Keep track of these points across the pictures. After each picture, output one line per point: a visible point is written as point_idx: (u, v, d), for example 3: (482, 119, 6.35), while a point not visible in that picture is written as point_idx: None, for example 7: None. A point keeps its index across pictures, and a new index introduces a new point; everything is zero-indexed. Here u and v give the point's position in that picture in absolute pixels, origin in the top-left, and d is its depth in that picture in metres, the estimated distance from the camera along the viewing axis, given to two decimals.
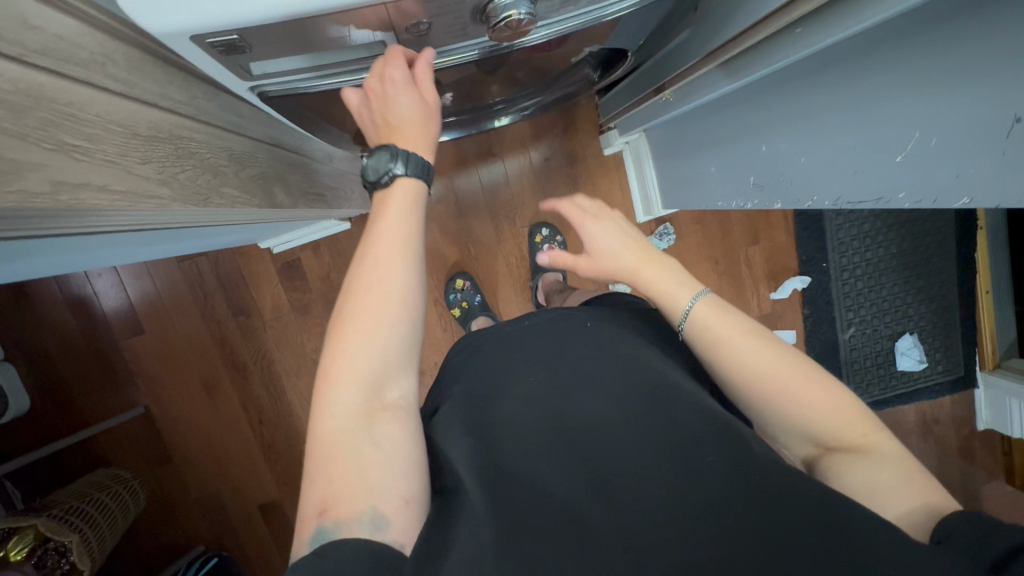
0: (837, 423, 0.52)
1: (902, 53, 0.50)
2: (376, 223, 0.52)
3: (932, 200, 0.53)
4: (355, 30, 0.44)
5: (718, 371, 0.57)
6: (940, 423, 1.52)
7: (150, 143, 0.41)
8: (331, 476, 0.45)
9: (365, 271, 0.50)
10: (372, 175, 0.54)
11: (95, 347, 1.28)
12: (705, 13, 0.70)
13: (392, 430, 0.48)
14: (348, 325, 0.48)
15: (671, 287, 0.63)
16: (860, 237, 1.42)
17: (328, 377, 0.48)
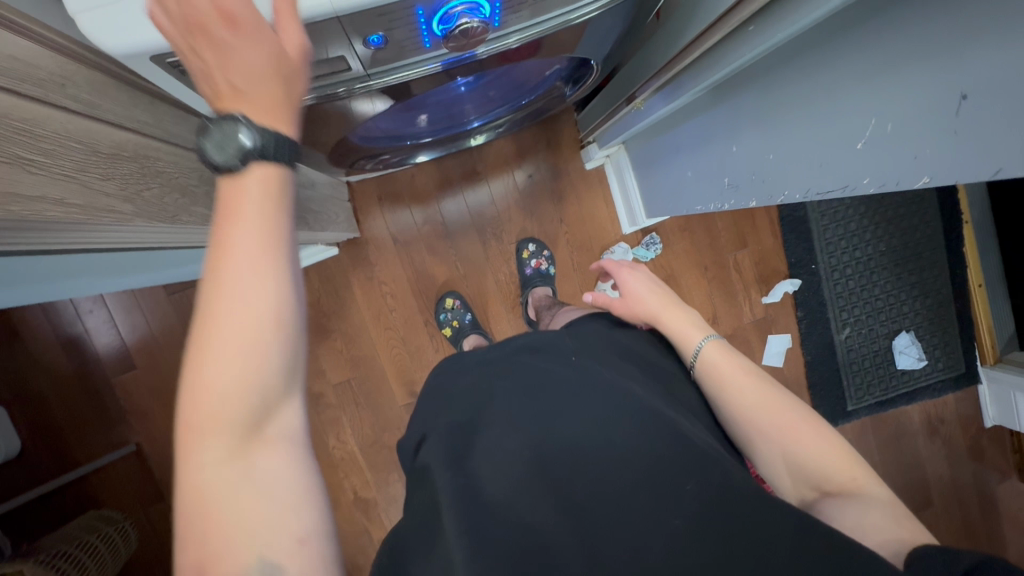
0: (830, 465, 0.56)
1: (855, 42, 0.52)
2: (228, 216, 0.36)
3: (895, 182, 0.53)
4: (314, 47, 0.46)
5: (725, 406, 0.63)
6: (946, 423, 1.49)
7: (112, 160, 0.41)
8: (207, 542, 0.35)
9: (219, 285, 0.34)
10: (215, 156, 0.35)
11: (86, 385, 1.27)
12: (667, 22, 0.72)
13: (281, 474, 0.37)
14: (203, 358, 0.34)
15: (687, 329, 0.71)
16: (847, 237, 1.43)
17: (189, 423, 0.35)
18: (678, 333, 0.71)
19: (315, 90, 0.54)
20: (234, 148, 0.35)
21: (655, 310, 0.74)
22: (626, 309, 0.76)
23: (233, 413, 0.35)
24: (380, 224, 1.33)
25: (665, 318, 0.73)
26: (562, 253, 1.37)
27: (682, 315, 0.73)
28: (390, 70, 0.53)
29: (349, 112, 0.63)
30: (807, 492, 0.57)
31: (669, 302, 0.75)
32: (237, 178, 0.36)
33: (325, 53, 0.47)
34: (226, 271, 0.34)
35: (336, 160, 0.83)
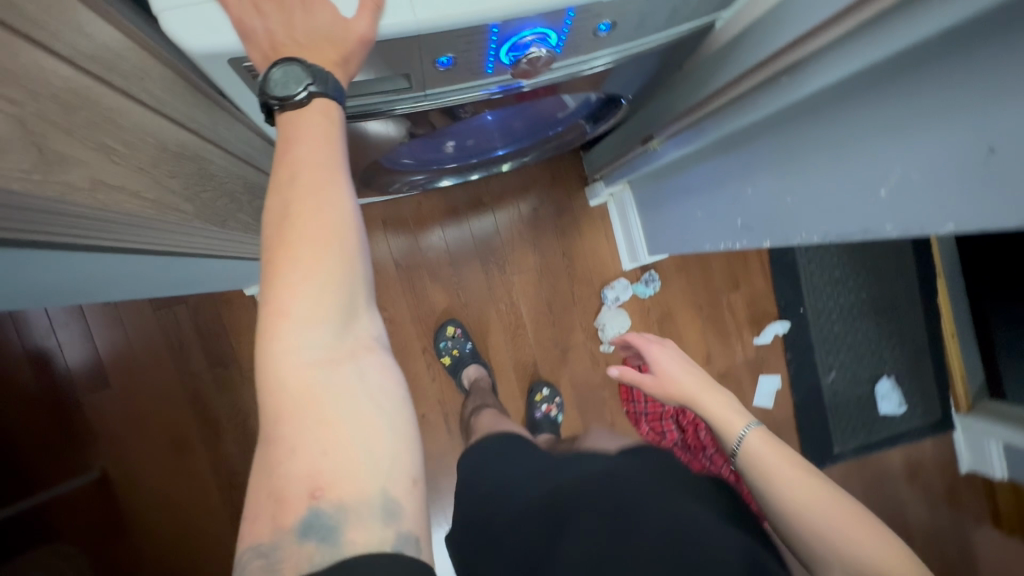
0: (881, 564, 0.55)
1: (881, 99, 0.56)
2: (300, 143, 0.38)
3: (919, 228, 0.57)
4: (384, 63, 0.47)
5: (768, 497, 0.64)
6: (924, 467, 1.54)
7: (178, 159, 0.42)
8: (320, 444, 0.35)
9: (305, 188, 0.37)
10: (276, 90, 0.38)
11: (51, 404, 1.18)
12: (692, 70, 0.76)
13: (377, 377, 0.39)
14: (298, 251, 0.36)
15: (729, 415, 0.73)
16: (833, 284, 1.49)
17: (285, 320, 0.36)
18: (713, 408, 0.75)
19: (370, 104, 0.54)
20: (299, 84, 0.38)
21: (687, 386, 0.76)
22: (660, 387, 0.78)
23: (330, 309, 0.37)
24: (383, 247, 1.32)
25: (698, 396, 0.76)
26: (564, 286, 1.38)
27: (711, 389, 0.77)
28: (448, 91, 0.54)
29: (364, 132, 0.62)
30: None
31: (699, 376, 0.78)
32: (295, 115, 0.39)
33: (391, 70, 0.48)
34: (310, 177, 0.37)
35: (360, 179, 0.82)
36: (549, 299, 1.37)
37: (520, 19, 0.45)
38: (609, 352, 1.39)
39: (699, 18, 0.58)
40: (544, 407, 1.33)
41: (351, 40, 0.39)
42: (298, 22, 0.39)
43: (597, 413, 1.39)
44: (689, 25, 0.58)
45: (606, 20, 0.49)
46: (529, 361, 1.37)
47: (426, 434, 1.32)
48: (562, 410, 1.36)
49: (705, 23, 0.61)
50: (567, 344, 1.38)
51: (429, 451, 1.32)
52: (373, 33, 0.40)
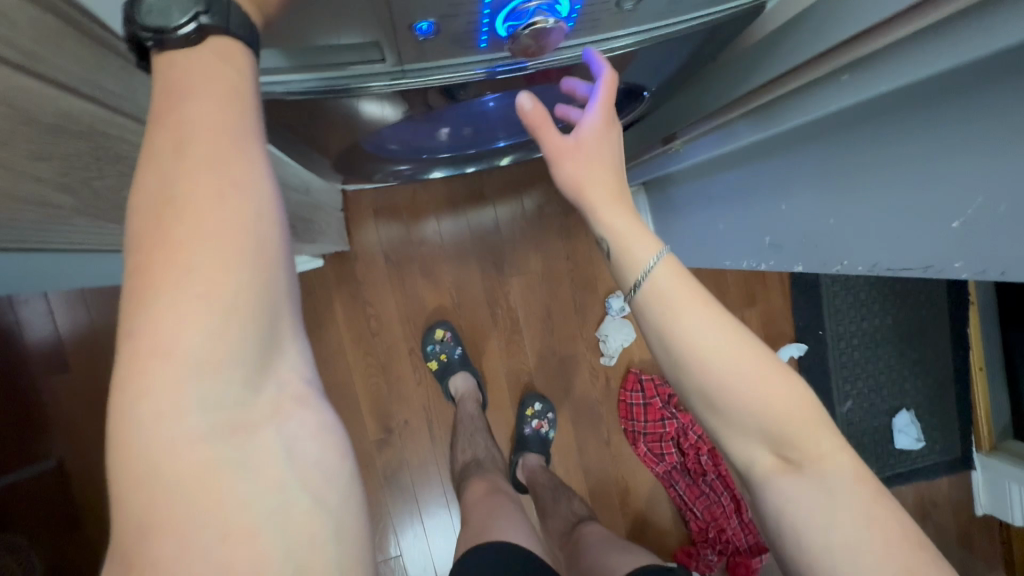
0: (801, 430, 0.40)
1: (967, 114, 0.45)
2: (184, 99, 0.26)
3: (998, 272, 0.46)
4: (343, 27, 0.37)
5: (675, 352, 0.42)
6: (938, 507, 1.43)
7: (61, 139, 0.33)
8: (220, 560, 0.24)
9: (201, 167, 0.25)
10: (157, 15, 0.27)
11: (8, 385, 1.10)
12: (727, 61, 0.65)
13: (311, 437, 0.28)
14: (190, 261, 0.23)
15: (634, 236, 0.45)
16: (855, 306, 1.38)
17: (162, 368, 0.23)
18: (611, 235, 0.46)
19: (338, 78, 0.44)
20: (185, 11, 0.27)
21: (590, 190, 0.47)
22: (561, 175, 0.48)
23: (238, 350, 0.24)
24: (373, 237, 1.22)
25: (597, 208, 0.47)
26: (565, 291, 1.28)
27: (621, 208, 0.47)
28: (431, 68, 0.44)
29: (355, 112, 0.52)
30: (762, 461, 0.42)
31: (612, 185, 0.47)
32: (186, 56, 0.27)
33: (353, 36, 0.38)
34: (210, 149, 0.25)
35: (339, 166, 0.73)
36: (548, 305, 1.27)
37: None
38: (609, 365, 1.29)
39: None
40: (535, 422, 1.23)
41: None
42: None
43: (592, 429, 1.30)
44: (731, 5, 0.47)
45: None
46: (523, 370, 1.27)
47: (407, 442, 1.23)
48: (555, 425, 1.26)
49: (756, 4, 0.50)
50: (564, 354, 1.29)
51: (410, 459, 1.23)
52: None
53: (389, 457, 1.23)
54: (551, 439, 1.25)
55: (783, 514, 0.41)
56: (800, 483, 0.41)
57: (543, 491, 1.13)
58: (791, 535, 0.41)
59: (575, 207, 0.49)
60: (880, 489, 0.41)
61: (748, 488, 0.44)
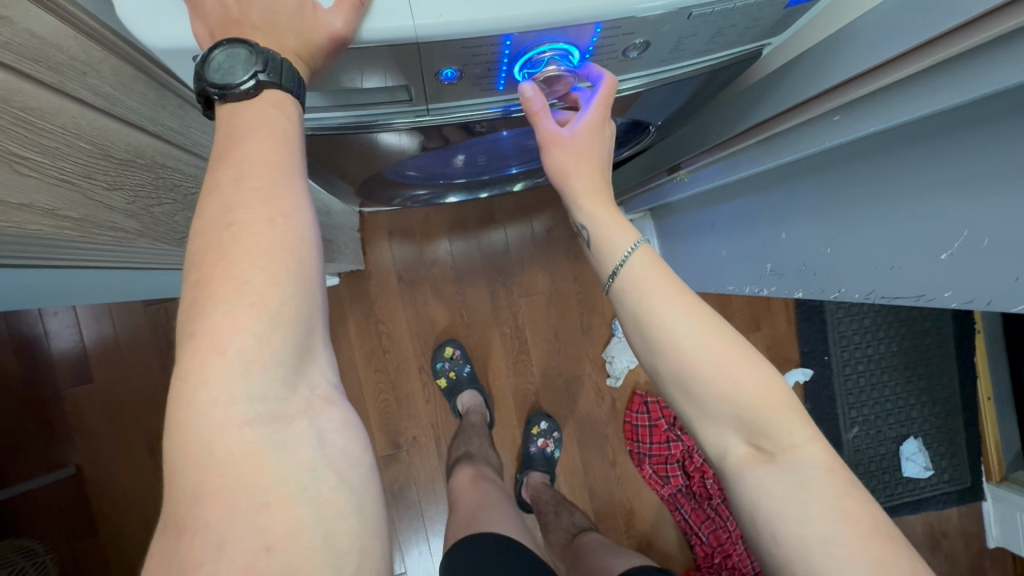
0: (771, 418, 0.42)
1: (954, 153, 0.49)
2: (245, 139, 0.30)
3: (985, 301, 0.49)
4: (376, 74, 0.41)
5: (649, 338, 0.45)
6: (949, 538, 1.41)
7: (124, 168, 0.39)
8: (262, 530, 0.25)
9: (255, 195, 0.28)
10: (220, 76, 0.31)
11: (32, 394, 1.14)
12: (730, 97, 0.69)
13: (342, 435, 0.29)
14: (244, 273, 0.27)
15: (611, 227, 0.49)
16: (861, 332, 1.40)
17: (218, 363, 0.26)
18: (590, 226, 0.50)
19: (369, 115, 0.48)
20: (246, 70, 0.31)
21: (574, 180, 0.50)
22: (547, 161, 0.50)
23: (281, 350, 0.27)
24: (387, 257, 1.26)
25: (579, 198, 0.50)
26: (573, 312, 1.31)
27: (600, 201, 0.50)
28: (452, 107, 0.48)
29: (374, 142, 0.56)
30: (737, 451, 0.44)
31: (595, 178, 0.50)
32: (243, 108, 0.31)
33: (383, 80, 0.42)
34: (264, 180, 0.29)
35: (360, 191, 0.77)
36: (556, 326, 1.30)
37: (537, 32, 0.38)
38: (615, 387, 1.31)
39: (746, 44, 0.50)
40: (541, 441, 1.25)
41: (320, 34, 0.34)
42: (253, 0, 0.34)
43: (597, 450, 1.31)
44: (731, 52, 0.51)
45: (638, 40, 0.42)
46: (530, 389, 1.30)
47: (415, 458, 1.25)
48: (560, 445, 1.28)
49: (754, 49, 0.54)
50: (571, 374, 1.31)
51: (416, 475, 1.25)
52: (348, 33, 0.34)
53: (397, 472, 1.25)
54: (556, 458, 1.27)
55: (757, 505, 0.42)
56: (772, 470, 0.42)
57: (546, 507, 1.14)
58: (766, 526, 0.41)
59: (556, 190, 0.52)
60: (854, 482, 0.41)
61: (725, 481, 0.45)
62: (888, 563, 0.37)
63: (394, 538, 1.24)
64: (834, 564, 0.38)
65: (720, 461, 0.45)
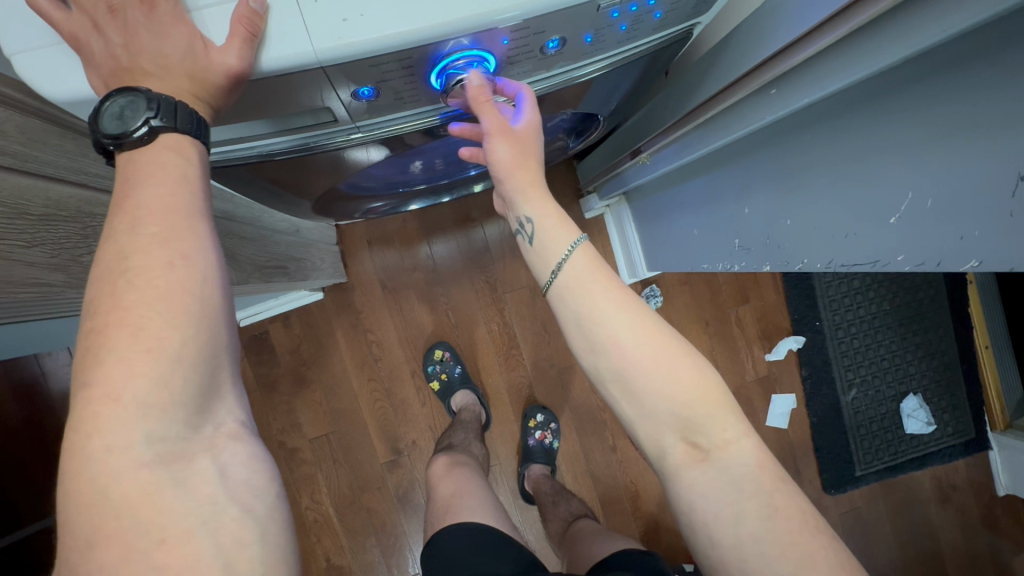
0: (707, 415, 0.45)
1: (885, 116, 0.49)
2: (136, 188, 0.33)
3: (935, 263, 0.48)
4: (326, 96, 0.40)
5: (593, 337, 0.46)
6: (958, 491, 1.41)
7: (43, 224, 0.42)
8: (158, 566, 0.27)
9: (153, 240, 0.32)
10: (114, 125, 0.34)
11: (36, 434, 1.16)
12: (676, 76, 0.69)
13: (244, 470, 0.32)
14: (140, 319, 0.29)
15: (553, 222, 0.50)
16: (851, 294, 1.39)
17: (113, 410, 0.28)
18: (537, 219, 0.50)
19: (325, 135, 0.48)
20: (139, 116, 0.34)
21: (520, 173, 0.49)
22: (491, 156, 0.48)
23: (181, 392, 0.30)
24: (369, 266, 1.27)
25: (526, 192, 0.50)
26: None
27: (543, 194, 0.51)
28: (382, 122, 0.48)
29: (342, 159, 0.56)
30: (674, 450, 0.45)
31: (536, 172, 0.51)
32: (139, 152, 0.35)
33: (339, 99, 0.41)
34: (163, 226, 0.32)
35: (320, 208, 0.78)
36: (544, 318, 1.30)
37: (442, 40, 0.38)
38: None
39: (675, 26, 0.50)
40: (539, 433, 1.26)
41: (215, 72, 0.35)
42: (143, 46, 0.35)
43: (597, 437, 1.32)
44: (661, 35, 0.50)
45: (553, 36, 0.42)
46: (523, 382, 1.30)
47: (416, 461, 1.27)
48: (559, 435, 1.29)
49: (684, 30, 0.53)
50: (563, 364, 1.31)
51: (419, 478, 1.26)
52: (245, 68, 0.35)
53: (400, 477, 1.26)
54: (555, 449, 1.27)
55: (693, 505, 0.45)
56: (707, 469, 0.45)
57: (546, 498, 1.15)
58: (703, 530, 0.45)
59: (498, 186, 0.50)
60: (784, 477, 0.45)
61: (660, 477, 0.47)
62: (815, 558, 0.42)
63: (403, 541, 1.26)
64: (766, 559, 0.42)
65: (658, 458, 0.47)
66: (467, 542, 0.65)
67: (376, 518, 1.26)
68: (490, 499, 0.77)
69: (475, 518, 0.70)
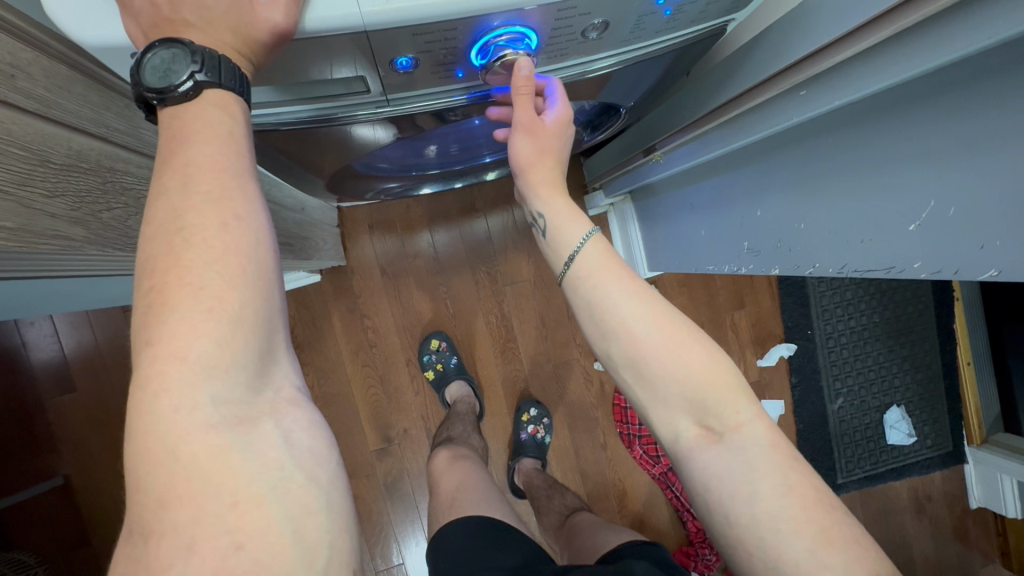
0: (719, 398, 0.45)
1: (910, 124, 0.49)
2: (188, 145, 0.32)
3: (953, 271, 0.49)
4: (338, 67, 0.39)
5: (604, 325, 0.47)
6: (933, 501, 1.44)
7: (65, 173, 0.41)
8: (231, 529, 0.26)
9: (206, 199, 0.30)
10: (155, 78, 0.33)
11: (15, 406, 1.12)
12: (698, 76, 0.69)
13: (307, 436, 0.31)
14: (200, 279, 0.28)
15: (561, 218, 0.51)
16: (843, 305, 1.41)
17: (179, 369, 0.27)
18: (549, 214, 0.52)
19: (343, 108, 0.47)
20: (184, 70, 0.33)
21: (537, 170, 0.52)
22: (512, 150, 0.51)
23: (242, 354, 0.29)
24: (369, 250, 1.25)
25: (540, 189, 0.52)
26: (559, 298, 1.30)
27: (555, 191, 0.53)
28: (414, 97, 0.47)
29: (348, 136, 0.54)
30: (687, 433, 0.46)
31: (554, 171, 0.53)
32: (185, 107, 0.34)
33: (349, 71, 0.40)
34: (214, 183, 0.31)
35: (332, 187, 0.76)
36: (542, 312, 1.30)
37: (488, 15, 0.37)
38: (603, 370, 1.32)
39: (710, 20, 0.50)
40: (531, 428, 1.25)
41: (260, 28, 0.34)
42: None
43: (588, 433, 1.32)
44: (695, 28, 0.50)
45: (597, 20, 0.41)
46: (518, 376, 1.30)
47: (407, 451, 1.25)
48: (551, 430, 1.28)
49: (717, 26, 0.53)
50: (559, 360, 1.31)
51: (409, 468, 1.25)
52: (290, 27, 0.34)
53: (390, 466, 1.25)
54: (546, 444, 1.27)
55: (707, 486, 0.44)
56: (720, 450, 0.44)
57: (538, 492, 1.15)
58: (720, 508, 0.43)
59: (516, 179, 0.53)
60: (797, 458, 0.44)
61: (676, 463, 0.48)
62: (830, 533, 0.40)
63: (389, 530, 1.25)
64: (782, 539, 0.40)
65: (673, 443, 0.47)
66: (468, 534, 0.64)
67: (364, 504, 1.24)
68: (491, 491, 0.77)
69: (479, 512, 0.69)
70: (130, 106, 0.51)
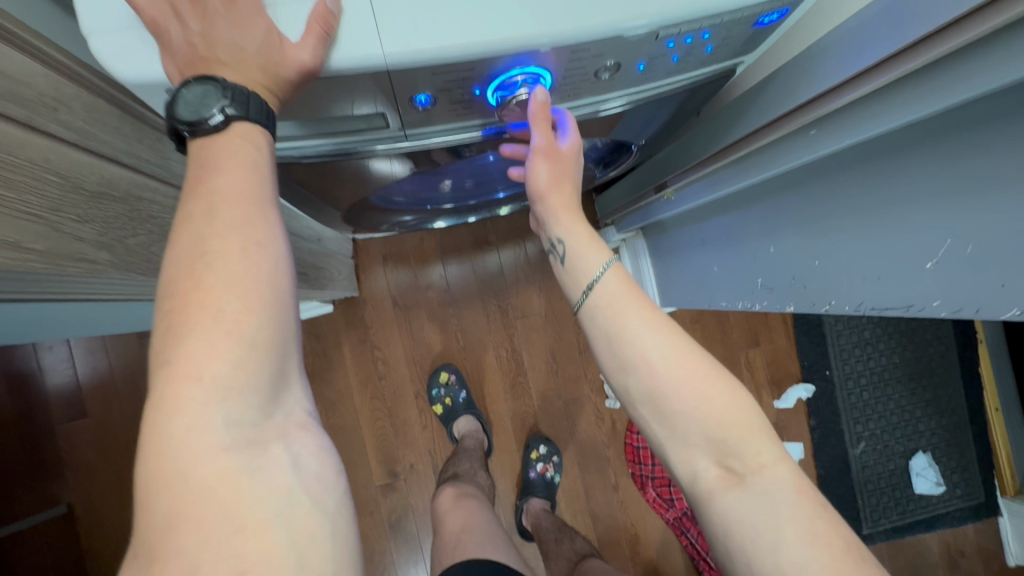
0: (741, 438, 0.43)
1: (924, 163, 0.50)
2: (214, 175, 0.33)
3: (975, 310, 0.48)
4: (357, 103, 0.41)
5: (623, 358, 0.46)
6: (966, 557, 1.36)
7: (96, 201, 0.43)
8: (237, 554, 0.26)
9: (231, 225, 0.31)
10: (188, 112, 0.35)
11: (26, 430, 1.13)
12: (709, 115, 0.70)
13: (316, 461, 0.31)
14: (220, 301, 0.29)
15: (581, 245, 0.51)
16: (862, 345, 1.38)
17: (194, 389, 0.27)
18: (568, 238, 0.52)
19: (360, 143, 0.49)
20: (214, 105, 0.35)
21: (553, 196, 0.52)
22: (529, 176, 0.51)
23: (257, 376, 0.29)
24: (382, 282, 1.26)
25: (558, 215, 0.53)
26: (570, 332, 1.29)
27: (573, 217, 0.53)
28: (433, 133, 0.48)
29: (366, 169, 0.56)
30: (707, 474, 0.44)
31: (571, 195, 0.53)
32: (211, 140, 0.35)
33: (367, 107, 0.42)
34: (239, 209, 0.32)
35: (348, 218, 0.78)
36: (553, 347, 1.29)
37: (504, 55, 0.38)
38: (614, 408, 1.29)
39: (720, 62, 0.51)
40: (541, 466, 1.23)
41: (288, 67, 0.36)
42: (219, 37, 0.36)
43: (599, 473, 1.28)
44: (705, 71, 0.52)
45: (608, 61, 0.43)
46: (528, 412, 1.28)
47: (413, 487, 1.23)
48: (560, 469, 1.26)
49: (727, 68, 0.54)
50: (570, 396, 1.29)
51: (414, 505, 1.22)
52: (317, 66, 0.36)
53: (394, 502, 1.22)
54: (556, 484, 1.24)
55: (728, 529, 0.43)
56: (742, 493, 0.42)
57: (547, 534, 1.11)
58: (741, 556, 0.42)
59: (531, 203, 0.54)
60: (823, 503, 0.42)
61: (693, 503, 0.46)
62: None
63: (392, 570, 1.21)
64: None
65: (692, 482, 0.45)
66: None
67: (367, 542, 1.21)
68: (497, 532, 0.74)
69: (485, 553, 0.67)
70: (159, 138, 0.54)
